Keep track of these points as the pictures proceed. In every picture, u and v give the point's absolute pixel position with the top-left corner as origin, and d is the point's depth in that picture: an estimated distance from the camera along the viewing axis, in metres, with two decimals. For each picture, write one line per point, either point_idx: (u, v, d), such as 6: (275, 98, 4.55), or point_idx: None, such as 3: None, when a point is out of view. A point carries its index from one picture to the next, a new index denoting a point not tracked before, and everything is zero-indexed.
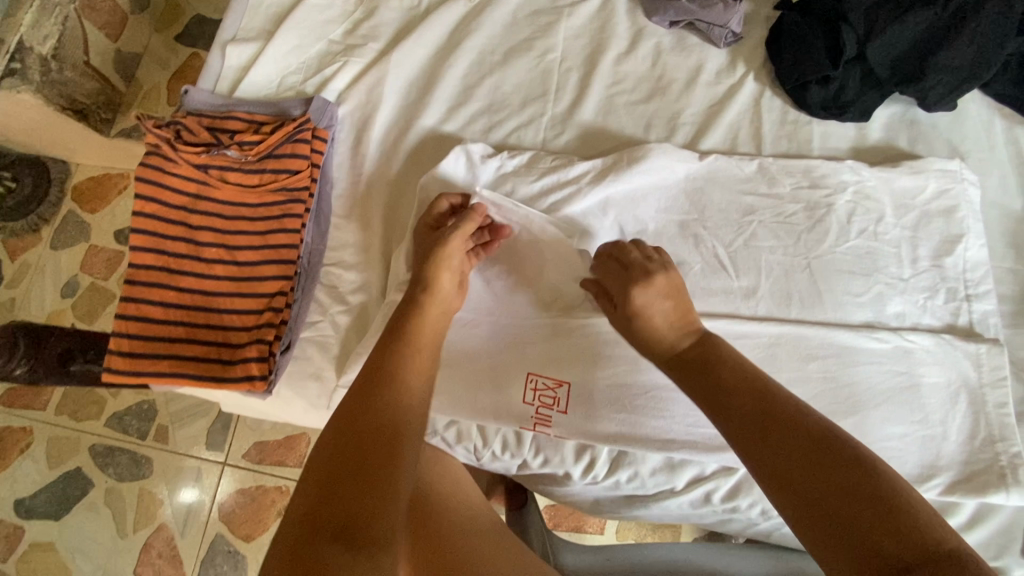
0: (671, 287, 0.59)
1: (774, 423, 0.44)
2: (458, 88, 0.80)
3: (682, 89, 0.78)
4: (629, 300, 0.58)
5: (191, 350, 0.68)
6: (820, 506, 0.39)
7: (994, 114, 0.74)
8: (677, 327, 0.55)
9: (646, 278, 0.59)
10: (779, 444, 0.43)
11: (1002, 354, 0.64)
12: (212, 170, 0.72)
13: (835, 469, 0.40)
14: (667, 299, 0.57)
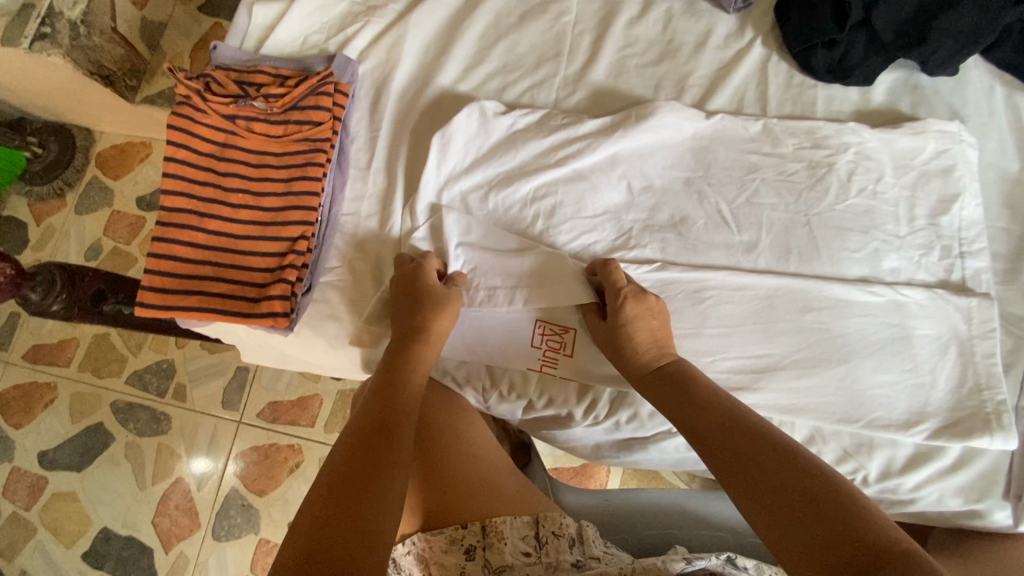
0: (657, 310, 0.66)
1: (741, 435, 0.53)
2: (474, 50, 0.83)
3: (692, 52, 0.80)
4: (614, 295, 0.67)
5: (218, 288, 0.72)
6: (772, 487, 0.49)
7: (996, 80, 0.76)
8: (652, 348, 0.65)
9: (641, 295, 0.66)
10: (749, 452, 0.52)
11: (993, 307, 0.66)
12: (239, 120, 0.76)
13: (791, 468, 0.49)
14: (653, 318, 0.65)
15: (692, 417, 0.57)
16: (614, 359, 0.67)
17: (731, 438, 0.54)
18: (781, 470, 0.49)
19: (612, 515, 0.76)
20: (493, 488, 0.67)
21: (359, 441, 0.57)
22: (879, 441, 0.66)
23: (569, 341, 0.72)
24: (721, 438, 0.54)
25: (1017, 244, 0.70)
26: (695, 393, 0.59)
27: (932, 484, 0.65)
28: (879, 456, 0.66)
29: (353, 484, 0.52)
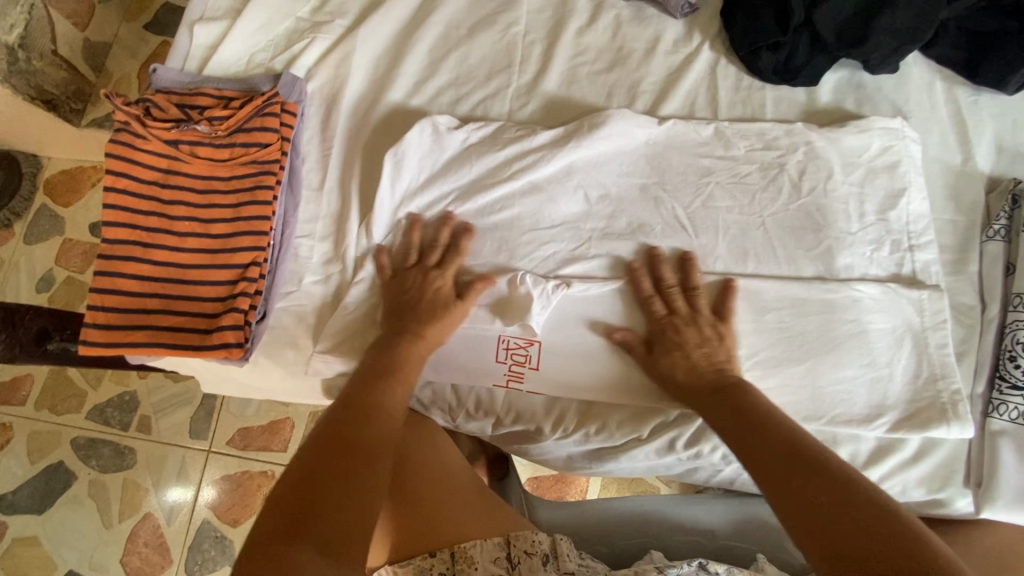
0: (713, 339, 0.66)
1: (799, 455, 0.51)
2: (425, 64, 0.82)
3: (642, 58, 0.81)
4: (658, 309, 0.69)
5: (167, 321, 0.69)
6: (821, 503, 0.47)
7: (935, 75, 0.77)
8: (711, 368, 0.64)
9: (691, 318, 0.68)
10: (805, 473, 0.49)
11: (942, 299, 0.68)
12: (183, 145, 0.73)
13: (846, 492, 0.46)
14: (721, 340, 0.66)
15: (750, 436, 0.56)
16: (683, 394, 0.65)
17: (790, 459, 0.51)
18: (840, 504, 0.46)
19: (586, 528, 0.74)
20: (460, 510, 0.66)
21: (346, 419, 0.58)
22: (842, 437, 0.67)
23: (535, 355, 0.71)
24: (776, 462, 0.51)
25: (963, 235, 0.71)
26: (752, 417, 0.57)
27: (894, 477, 0.66)
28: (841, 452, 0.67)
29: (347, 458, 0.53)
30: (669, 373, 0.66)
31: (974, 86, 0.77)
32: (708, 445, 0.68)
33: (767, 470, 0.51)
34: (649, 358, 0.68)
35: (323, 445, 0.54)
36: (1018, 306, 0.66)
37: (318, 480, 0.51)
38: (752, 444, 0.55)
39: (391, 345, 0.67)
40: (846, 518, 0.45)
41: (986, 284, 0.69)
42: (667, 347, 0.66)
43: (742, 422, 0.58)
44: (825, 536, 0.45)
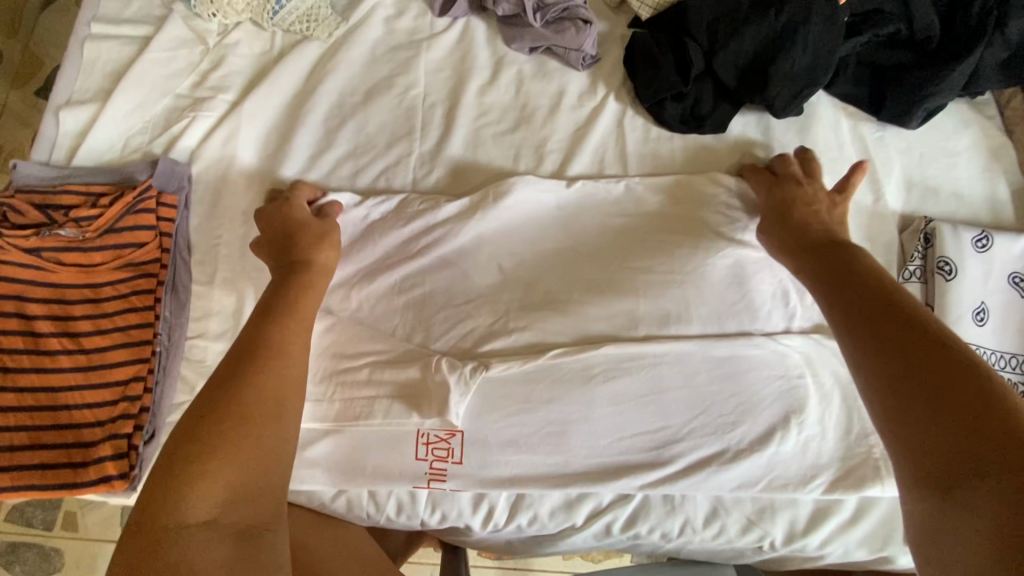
0: (829, 207, 0.67)
1: (890, 316, 0.50)
2: (319, 135, 0.77)
3: (547, 114, 0.77)
4: (796, 170, 0.70)
5: (38, 457, 0.62)
6: (909, 365, 0.46)
7: (841, 112, 0.76)
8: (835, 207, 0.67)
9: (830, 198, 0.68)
10: (897, 333, 0.49)
11: None
12: (47, 253, 0.66)
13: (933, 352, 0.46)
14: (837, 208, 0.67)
15: (841, 290, 0.55)
16: (784, 256, 0.64)
17: (887, 312, 0.50)
18: (949, 390, 0.43)
19: None
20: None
21: (218, 409, 0.53)
22: (780, 503, 0.64)
23: (456, 448, 0.65)
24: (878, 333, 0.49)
25: None
26: (853, 273, 0.56)
27: (834, 540, 0.64)
28: (782, 518, 0.64)
29: (218, 441, 0.51)
30: (804, 228, 0.64)
31: (878, 123, 0.75)
32: (644, 525, 0.65)
33: (864, 324, 0.51)
34: (767, 205, 0.68)
35: (197, 431, 0.52)
36: None
37: (202, 530, 0.47)
38: (842, 304, 0.54)
39: (261, 328, 0.60)
40: (948, 401, 0.43)
41: None
42: (802, 203, 0.67)
43: (841, 270, 0.57)
44: (912, 417, 0.44)
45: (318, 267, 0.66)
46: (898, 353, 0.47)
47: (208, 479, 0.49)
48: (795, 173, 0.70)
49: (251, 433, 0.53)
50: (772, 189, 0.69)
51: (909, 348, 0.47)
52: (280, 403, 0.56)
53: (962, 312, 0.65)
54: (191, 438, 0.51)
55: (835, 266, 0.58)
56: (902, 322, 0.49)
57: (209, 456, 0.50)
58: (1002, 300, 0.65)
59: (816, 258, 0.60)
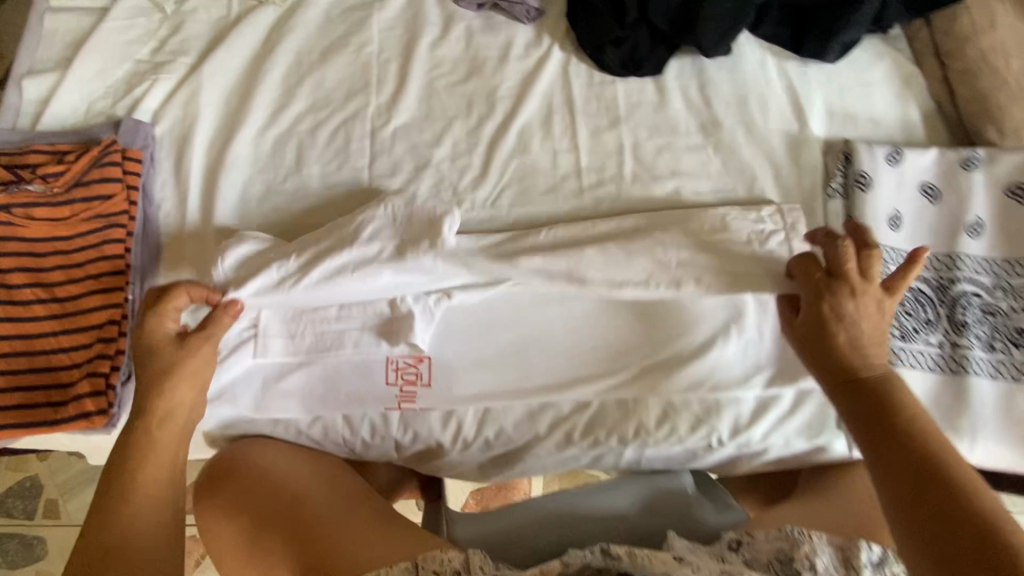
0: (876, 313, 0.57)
1: (890, 426, 0.50)
2: (279, 93, 0.80)
3: (496, 65, 0.82)
4: (853, 269, 0.58)
5: (18, 399, 0.64)
6: (895, 465, 0.49)
7: (768, 52, 0.82)
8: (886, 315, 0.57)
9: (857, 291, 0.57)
10: (893, 447, 0.50)
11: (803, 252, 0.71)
12: (15, 209, 0.67)
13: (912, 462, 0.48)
14: (881, 302, 0.57)
15: (822, 356, 0.57)
16: (803, 350, 0.59)
17: (882, 425, 0.51)
18: (926, 500, 0.46)
19: (500, 537, 0.73)
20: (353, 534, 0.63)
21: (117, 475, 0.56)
22: (725, 402, 0.70)
23: (425, 371, 0.70)
24: (905, 486, 0.47)
25: (807, 195, 0.75)
26: (824, 338, 0.57)
27: (774, 432, 0.70)
28: (726, 415, 0.70)
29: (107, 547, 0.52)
30: (830, 338, 0.56)
31: (800, 60, 0.81)
32: (603, 430, 0.70)
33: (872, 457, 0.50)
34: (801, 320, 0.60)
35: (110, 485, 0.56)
36: None
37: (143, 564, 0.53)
38: (839, 399, 0.55)
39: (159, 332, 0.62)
40: (932, 512, 0.45)
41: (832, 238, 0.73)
42: (833, 313, 0.57)
43: (819, 346, 0.57)
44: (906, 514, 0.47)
45: (204, 356, 0.62)
46: (902, 475, 0.48)
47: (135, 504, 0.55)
48: (851, 274, 0.58)
49: (144, 534, 0.54)
50: (818, 290, 0.59)
51: (894, 452, 0.50)
52: (172, 478, 0.58)
53: (877, 218, 0.71)
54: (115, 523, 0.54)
55: (841, 342, 0.56)
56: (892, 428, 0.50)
57: (139, 477, 0.56)
58: (913, 207, 0.71)
59: (813, 348, 0.57)
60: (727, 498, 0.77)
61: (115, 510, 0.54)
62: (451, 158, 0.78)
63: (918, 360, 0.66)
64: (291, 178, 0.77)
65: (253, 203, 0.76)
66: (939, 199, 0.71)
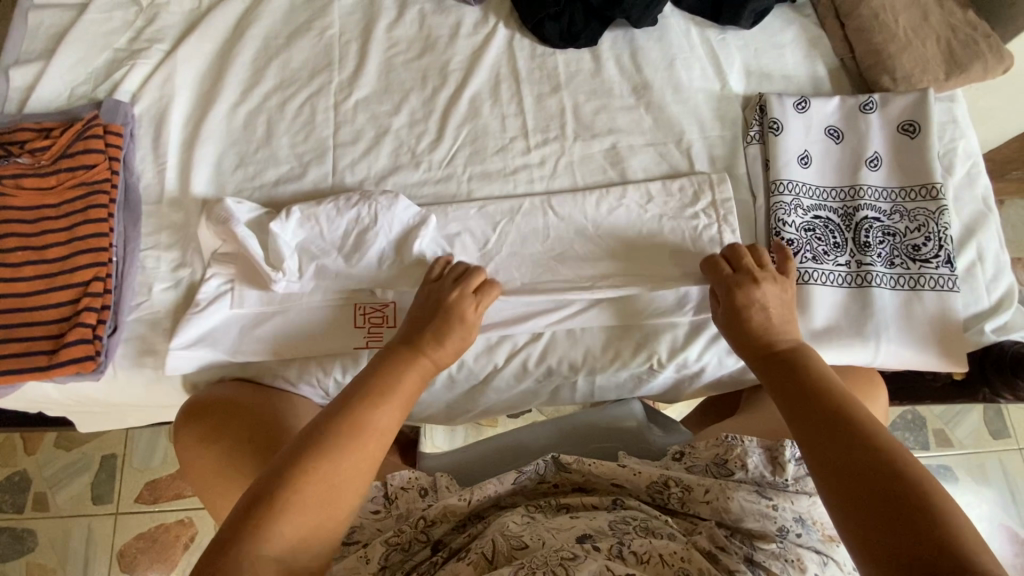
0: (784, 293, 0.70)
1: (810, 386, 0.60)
2: (249, 73, 0.88)
3: (448, 42, 0.90)
4: (750, 262, 0.71)
5: (9, 350, 0.69)
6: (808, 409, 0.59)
7: (691, 22, 0.91)
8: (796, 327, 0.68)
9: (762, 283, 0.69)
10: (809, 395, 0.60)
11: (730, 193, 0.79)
12: (7, 179, 0.74)
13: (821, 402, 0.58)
14: (780, 290, 0.70)
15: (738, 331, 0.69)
16: (727, 330, 0.70)
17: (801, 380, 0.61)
18: (836, 430, 0.56)
19: (464, 466, 0.80)
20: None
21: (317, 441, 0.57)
22: (663, 328, 0.77)
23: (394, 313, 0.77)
24: (805, 408, 0.59)
25: (730, 144, 0.84)
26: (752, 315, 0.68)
27: (710, 351, 0.77)
28: (666, 339, 0.77)
29: (284, 512, 0.53)
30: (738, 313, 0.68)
31: (721, 27, 0.91)
32: (555, 358, 0.77)
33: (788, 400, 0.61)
34: (727, 310, 0.70)
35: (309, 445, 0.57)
36: (776, 190, 0.79)
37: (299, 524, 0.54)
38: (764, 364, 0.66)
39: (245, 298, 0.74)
40: (840, 436, 0.55)
41: (754, 178, 0.81)
42: (742, 303, 0.68)
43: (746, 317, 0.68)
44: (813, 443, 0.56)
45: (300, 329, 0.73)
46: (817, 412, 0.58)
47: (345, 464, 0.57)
48: (750, 266, 0.71)
49: (335, 497, 0.56)
50: (732, 286, 0.70)
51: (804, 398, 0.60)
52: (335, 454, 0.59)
53: (790, 158, 0.80)
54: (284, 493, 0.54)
55: (755, 323, 0.67)
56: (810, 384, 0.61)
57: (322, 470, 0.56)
58: (821, 147, 0.81)
59: (733, 328, 0.69)
60: (675, 426, 0.85)
61: (322, 469, 0.56)
62: (409, 125, 0.86)
63: (828, 278, 0.75)
64: (262, 149, 0.84)
65: (228, 172, 0.83)
66: (842, 140, 0.81)
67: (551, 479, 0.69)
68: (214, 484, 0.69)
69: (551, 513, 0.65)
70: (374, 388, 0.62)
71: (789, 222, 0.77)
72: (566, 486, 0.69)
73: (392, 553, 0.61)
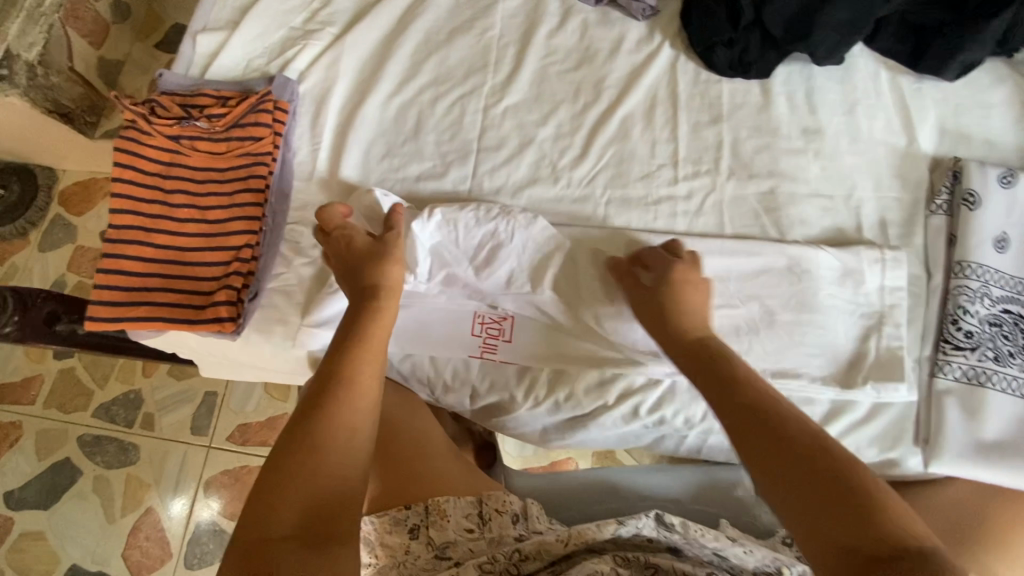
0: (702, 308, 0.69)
1: (780, 447, 0.51)
2: (408, 66, 0.89)
3: (607, 56, 0.87)
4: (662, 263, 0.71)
5: (166, 299, 0.75)
6: (802, 479, 0.48)
7: (881, 66, 0.82)
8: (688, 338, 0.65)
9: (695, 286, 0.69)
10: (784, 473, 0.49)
11: (900, 267, 0.71)
12: (185, 140, 0.80)
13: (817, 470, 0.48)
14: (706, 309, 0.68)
15: (715, 387, 0.59)
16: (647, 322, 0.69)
17: (762, 440, 0.52)
18: (833, 505, 0.46)
19: (554, 497, 0.77)
20: (436, 462, 0.73)
21: (315, 412, 0.58)
22: (797, 400, 0.71)
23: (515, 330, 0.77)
24: (800, 471, 0.49)
25: (908, 210, 0.75)
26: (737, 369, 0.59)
27: (847, 437, 0.69)
28: (799, 414, 0.71)
29: (282, 473, 0.53)
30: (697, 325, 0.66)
31: (916, 76, 0.81)
32: (670, 409, 0.73)
33: (760, 456, 0.51)
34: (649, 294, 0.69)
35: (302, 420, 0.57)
36: (960, 273, 0.70)
37: (293, 492, 0.52)
38: (729, 419, 0.56)
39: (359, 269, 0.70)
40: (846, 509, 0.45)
41: (931, 254, 0.73)
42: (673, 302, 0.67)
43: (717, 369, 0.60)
44: (811, 522, 0.46)
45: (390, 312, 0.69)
46: (796, 490, 0.48)
47: (333, 437, 0.56)
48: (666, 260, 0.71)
49: (330, 462, 0.54)
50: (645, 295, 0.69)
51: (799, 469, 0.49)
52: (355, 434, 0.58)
53: (982, 239, 0.71)
54: (286, 459, 0.54)
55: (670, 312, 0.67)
56: (782, 447, 0.51)
57: (315, 439, 0.55)
58: (1021, 232, 0.72)
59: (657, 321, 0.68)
60: None
61: (314, 438, 0.55)
62: (554, 138, 0.84)
63: (1011, 384, 0.67)
64: (410, 142, 0.85)
65: (374, 161, 0.85)
66: None
67: (647, 534, 0.64)
68: None
69: (637, 569, 0.60)
70: (332, 390, 0.60)
71: (971, 311, 0.69)
72: (661, 543, 0.65)
73: None
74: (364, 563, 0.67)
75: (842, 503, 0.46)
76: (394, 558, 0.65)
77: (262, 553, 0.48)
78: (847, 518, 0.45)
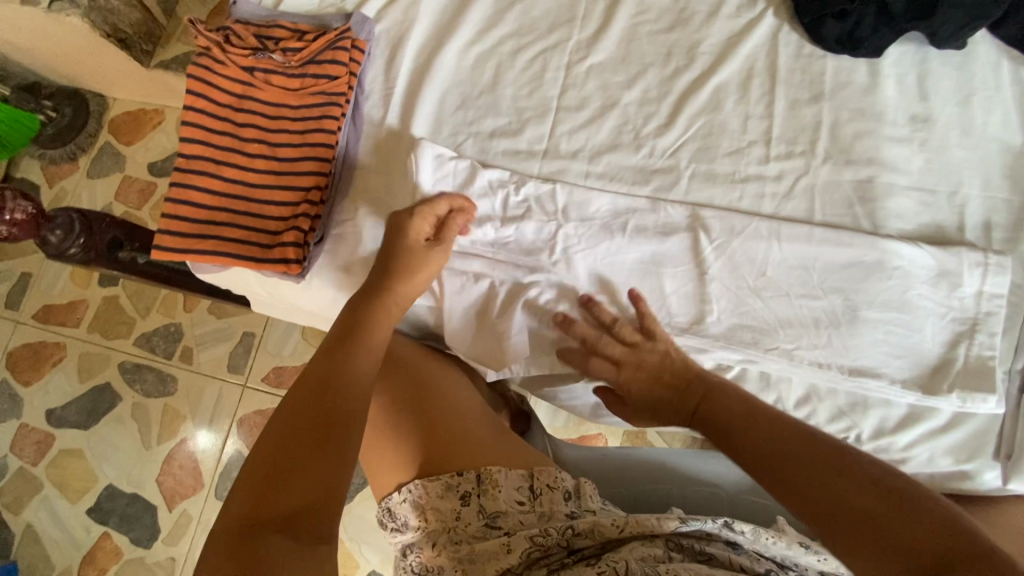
0: None
1: (754, 421, 0.58)
2: (489, 13, 0.85)
3: (704, 20, 0.81)
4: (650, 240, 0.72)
5: (233, 235, 0.74)
6: (777, 453, 0.55)
7: (1004, 55, 0.75)
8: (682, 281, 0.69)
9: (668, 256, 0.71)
10: (763, 438, 0.56)
11: (1006, 273, 0.67)
12: (257, 72, 0.78)
13: (803, 443, 0.54)
14: None
15: (704, 405, 0.64)
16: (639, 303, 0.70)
17: (749, 421, 0.59)
18: (823, 472, 0.51)
19: (606, 469, 0.78)
20: (478, 435, 0.71)
21: (322, 383, 0.59)
22: (873, 401, 0.68)
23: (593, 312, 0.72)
24: (771, 437, 0.56)
25: (1017, 215, 0.70)
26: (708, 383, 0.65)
27: (922, 444, 0.67)
28: (874, 416, 0.68)
29: (295, 431, 0.54)
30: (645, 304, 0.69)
31: None
32: None
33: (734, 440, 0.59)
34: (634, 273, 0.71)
35: (304, 388, 0.59)
36: None
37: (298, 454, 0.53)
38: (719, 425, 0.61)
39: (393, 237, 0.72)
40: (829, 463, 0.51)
41: None
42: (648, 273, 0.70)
43: (692, 389, 0.65)
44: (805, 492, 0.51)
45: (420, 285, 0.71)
46: (780, 460, 0.54)
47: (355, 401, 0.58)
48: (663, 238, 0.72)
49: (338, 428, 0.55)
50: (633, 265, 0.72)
51: (778, 443, 0.55)
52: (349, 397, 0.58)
53: None
54: (286, 418, 0.56)
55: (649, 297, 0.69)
56: (762, 421, 0.58)
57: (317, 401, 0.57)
58: None
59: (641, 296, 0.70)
60: None
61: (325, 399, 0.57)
62: (639, 103, 0.79)
63: None
64: (486, 95, 0.82)
65: (448, 112, 0.82)
66: None
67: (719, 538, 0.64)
68: (372, 439, 0.73)
69: (690, 555, 0.62)
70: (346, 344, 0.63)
71: None
72: (720, 538, 0.64)
73: (534, 553, 0.61)
74: (408, 533, 0.67)
75: (849, 474, 0.50)
76: (443, 522, 0.66)
77: (266, 493, 0.50)
78: (820, 479, 0.51)
